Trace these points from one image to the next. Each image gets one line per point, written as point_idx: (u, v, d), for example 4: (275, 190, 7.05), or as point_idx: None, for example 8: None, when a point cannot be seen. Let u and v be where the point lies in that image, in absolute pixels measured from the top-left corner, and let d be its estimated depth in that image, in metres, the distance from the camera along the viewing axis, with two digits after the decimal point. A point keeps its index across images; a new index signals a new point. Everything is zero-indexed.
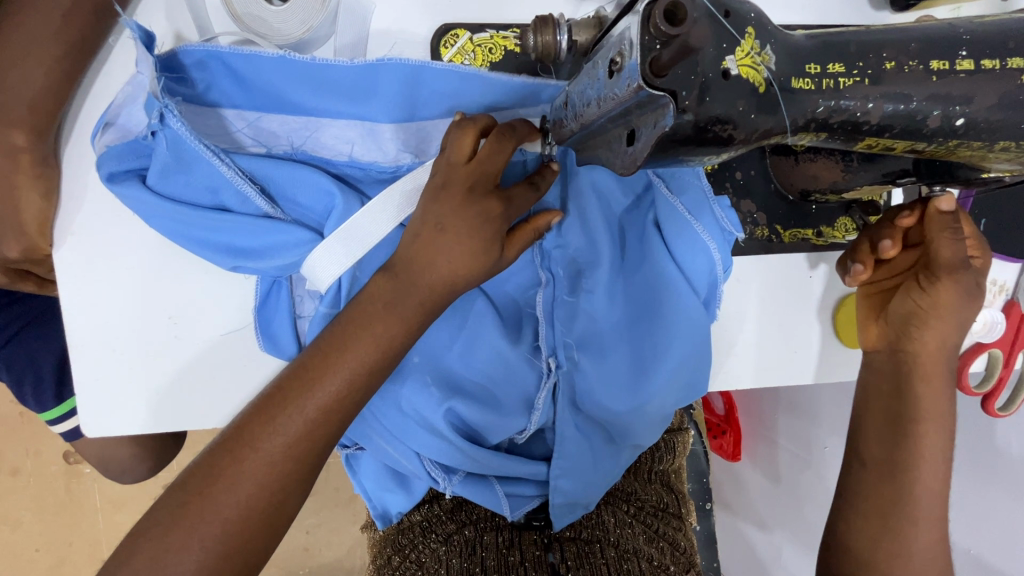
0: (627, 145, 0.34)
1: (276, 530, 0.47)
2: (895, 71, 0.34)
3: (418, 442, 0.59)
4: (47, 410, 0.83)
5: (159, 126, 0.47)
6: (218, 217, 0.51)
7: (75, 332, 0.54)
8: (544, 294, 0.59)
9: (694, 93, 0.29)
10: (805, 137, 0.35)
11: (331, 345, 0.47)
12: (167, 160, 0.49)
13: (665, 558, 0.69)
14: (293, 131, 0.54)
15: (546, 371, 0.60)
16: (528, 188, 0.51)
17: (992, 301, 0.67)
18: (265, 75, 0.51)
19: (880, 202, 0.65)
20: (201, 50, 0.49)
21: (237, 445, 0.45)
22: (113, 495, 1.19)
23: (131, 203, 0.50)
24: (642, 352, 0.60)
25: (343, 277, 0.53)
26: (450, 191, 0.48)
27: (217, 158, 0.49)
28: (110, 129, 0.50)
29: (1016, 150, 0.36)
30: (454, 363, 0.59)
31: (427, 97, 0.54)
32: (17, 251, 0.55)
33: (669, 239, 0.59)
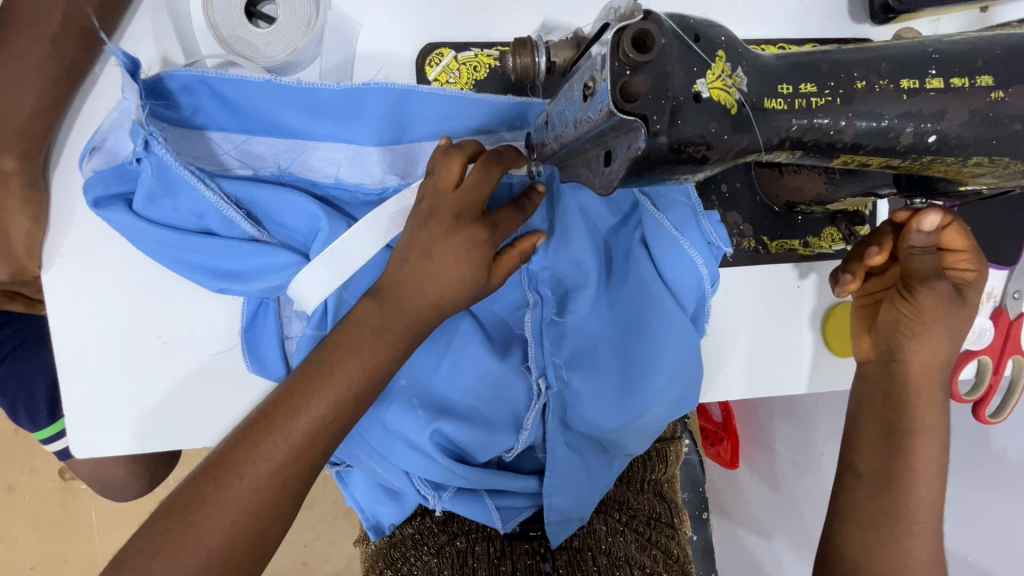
0: (605, 165, 0.35)
1: (261, 555, 0.47)
2: (867, 90, 0.34)
3: (408, 462, 0.59)
4: (40, 429, 0.86)
5: (144, 153, 0.47)
6: (205, 241, 0.51)
7: (64, 354, 0.54)
8: (532, 315, 0.60)
9: (665, 117, 0.30)
10: (781, 155, 0.36)
11: (316, 368, 0.47)
12: (152, 186, 0.49)
13: (658, 565, 0.70)
14: (280, 153, 0.54)
15: (535, 390, 0.60)
16: (514, 211, 0.51)
17: (981, 307, 0.70)
18: (252, 100, 0.51)
19: (866, 211, 0.65)
20: (187, 75, 0.50)
21: (221, 472, 0.45)
22: (109, 511, 1.19)
23: (117, 226, 0.50)
24: (630, 371, 0.60)
25: (329, 300, 0.53)
26: (437, 218, 0.48)
27: (202, 184, 0.49)
28: (96, 153, 0.50)
29: (990, 165, 0.37)
30: (442, 383, 0.59)
31: (413, 119, 0.54)
32: (6, 274, 0.54)
33: (656, 254, 0.59)
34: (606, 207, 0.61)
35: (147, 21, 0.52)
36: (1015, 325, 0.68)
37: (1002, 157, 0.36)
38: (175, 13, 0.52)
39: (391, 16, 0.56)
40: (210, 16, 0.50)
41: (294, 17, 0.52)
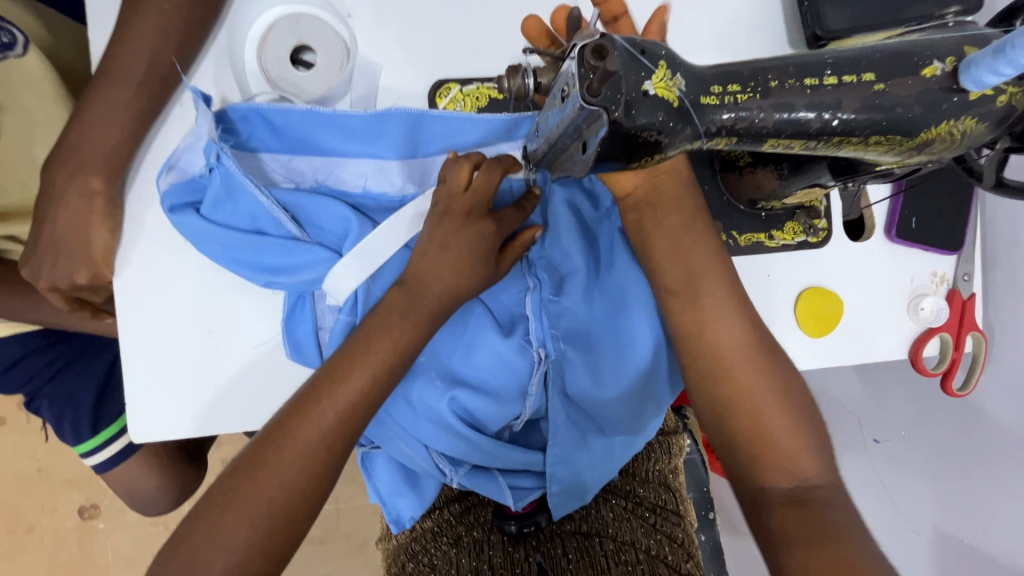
0: (580, 152, 0.45)
1: (312, 507, 0.56)
2: (780, 87, 0.44)
3: (428, 435, 0.66)
4: (83, 442, 0.92)
5: (216, 164, 0.58)
6: (257, 239, 0.61)
7: (127, 347, 0.63)
8: (533, 296, 0.67)
9: (621, 107, 0.40)
10: (720, 141, 0.46)
11: (356, 343, 0.57)
12: (219, 191, 0.59)
13: (662, 548, 0.78)
14: (318, 168, 0.65)
15: (536, 360, 0.67)
16: (516, 211, 0.62)
17: (936, 289, 0.78)
18: (297, 124, 0.63)
19: (821, 206, 0.75)
20: (246, 107, 0.61)
21: (277, 435, 0.55)
22: (125, 551, 1.38)
23: (186, 230, 0.60)
24: (620, 345, 0.68)
25: (359, 290, 0.62)
26: (451, 216, 0.59)
27: (258, 190, 0.59)
28: (173, 170, 0.61)
29: (887, 142, 0.46)
30: (456, 362, 0.67)
31: (426, 137, 0.66)
32: (85, 277, 0.64)
33: (634, 245, 0.69)
34: (589, 202, 0.71)
35: (210, 68, 0.64)
36: (967, 303, 0.76)
37: (895, 135, 0.46)
38: (234, 61, 0.64)
39: (407, 59, 0.68)
40: (263, 63, 0.63)
41: (329, 60, 0.64)
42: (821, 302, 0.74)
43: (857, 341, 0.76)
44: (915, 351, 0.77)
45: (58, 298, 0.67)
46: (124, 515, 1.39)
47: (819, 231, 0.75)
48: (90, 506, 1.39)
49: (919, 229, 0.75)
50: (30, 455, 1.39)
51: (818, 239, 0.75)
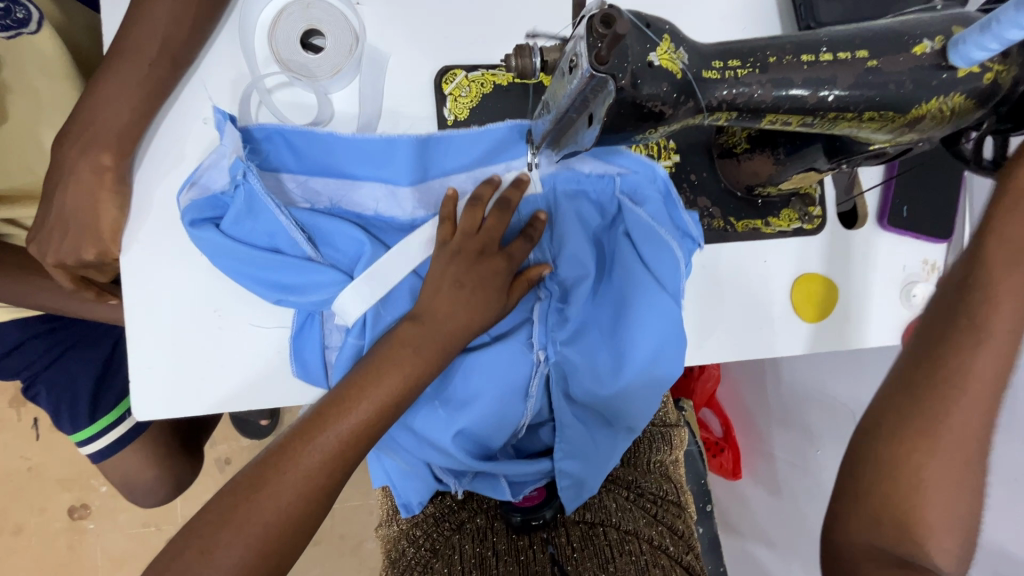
0: (587, 125, 0.46)
1: (310, 523, 0.58)
2: (777, 63, 0.46)
3: (436, 451, 0.67)
4: (79, 430, 0.92)
5: (241, 183, 0.60)
6: (272, 257, 0.62)
7: (133, 322, 0.63)
8: (541, 305, 0.69)
9: (627, 75, 0.42)
10: (721, 116, 0.48)
11: (377, 361, 0.59)
12: (240, 210, 0.61)
13: (665, 540, 0.79)
14: (333, 190, 0.67)
15: (536, 362, 0.68)
16: (524, 243, 0.65)
17: (927, 277, 0.79)
18: (319, 150, 0.65)
19: (815, 193, 0.77)
20: (272, 129, 0.63)
21: (280, 460, 0.56)
22: (115, 554, 1.36)
23: (205, 245, 0.61)
24: (624, 351, 0.68)
25: (368, 314, 0.64)
26: (464, 255, 0.63)
27: (279, 209, 0.62)
28: (194, 186, 0.62)
29: (880, 118, 0.48)
30: (462, 383, 0.67)
31: (439, 160, 0.67)
32: (92, 253, 0.64)
33: (638, 246, 0.69)
34: (595, 211, 0.71)
35: (223, 50, 0.66)
36: None
37: (887, 111, 0.48)
38: (245, 44, 0.66)
39: (414, 45, 0.69)
40: (274, 47, 0.65)
41: (339, 47, 0.65)
42: (816, 285, 0.77)
43: (850, 325, 0.78)
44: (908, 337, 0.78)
45: (63, 276, 0.67)
46: (115, 514, 1.37)
47: (814, 218, 0.77)
48: (80, 506, 1.37)
49: (911, 217, 0.78)
50: (20, 454, 1.37)
51: (813, 226, 0.77)
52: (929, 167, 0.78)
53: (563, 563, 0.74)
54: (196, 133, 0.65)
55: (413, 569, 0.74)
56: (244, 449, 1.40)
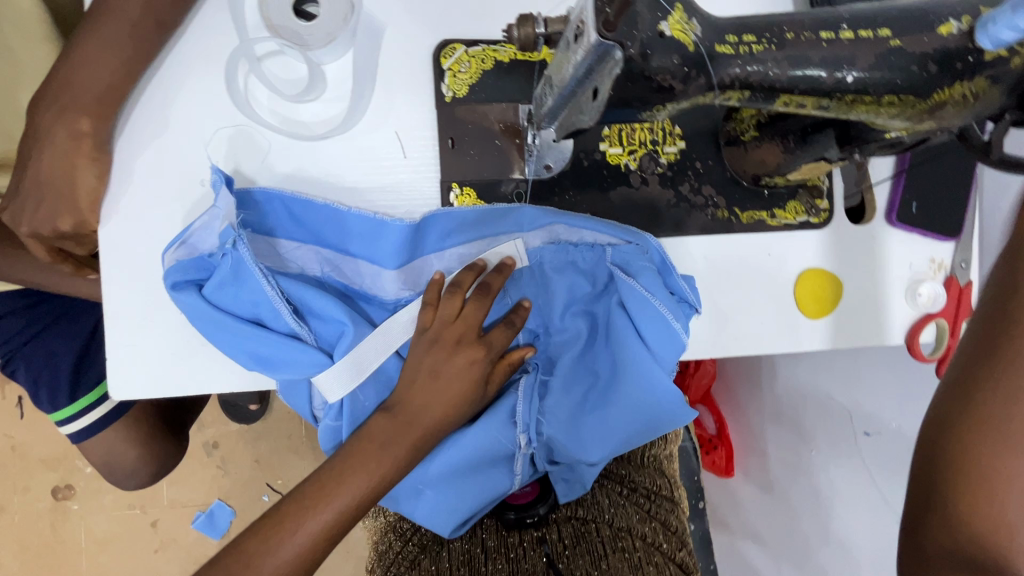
0: (592, 99, 0.44)
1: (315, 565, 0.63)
2: (795, 39, 0.44)
3: (423, 522, 0.69)
4: (58, 410, 0.89)
5: (230, 250, 0.57)
6: (254, 330, 0.59)
7: (111, 298, 0.60)
8: (527, 379, 0.69)
9: (637, 44, 0.39)
10: (733, 95, 0.45)
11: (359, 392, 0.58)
12: (225, 275, 0.58)
13: (658, 536, 0.78)
14: (324, 261, 0.65)
15: (519, 443, 0.68)
16: (505, 328, 0.66)
17: (934, 276, 0.77)
18: (313, 223, 0.63)
19: (822, 185, 0.75)
20: (262, 193, 0.61)
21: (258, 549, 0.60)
22: (98, 536, 1.34)
23: (186, 307, 0.58)
24: (608, 423, 0.67)
25: (346, 399, 0.64)
26: (443, 343, 0.64)
27: (266, 280, 0.58)
28: (182, 245, 0.58)
29: (899, 103, 0.46)
30: (447, 457, 0.67)
31: (430, 237, 0.65)
32: (69, 224, 0.61)
33: (631, 320, 0.65)
34: (587, 280, 0.68)
35: (210, 13, 0.63)
36: (965, 291, 0.76)
37: (908, 95, 0.45)
38: (235, 8, 0.63)
39: (411, 16, 0.66)
40: (265, 12, 0.61)
41: (333, 14, 0.62)
42: (819, 282, 0.74)
43: (854, 321, 0.76)
44: (913, 338, 0.76)
45: (39, 247, 0.65)
46: (98, 496, 1.35)
47: (820, 211, 0.75)
48: (64, 487, 1.34)
49: (919, 214, 0.75)
50: (3, 433, 1.34)
51: (819, 219, 0.75)
52: (942, 161, 0.75)
53: (556, 562, 0.72)
54: (181, 101, 0.62)
55: (401, 566, 0.74)
56: (232, 433, 1.38)
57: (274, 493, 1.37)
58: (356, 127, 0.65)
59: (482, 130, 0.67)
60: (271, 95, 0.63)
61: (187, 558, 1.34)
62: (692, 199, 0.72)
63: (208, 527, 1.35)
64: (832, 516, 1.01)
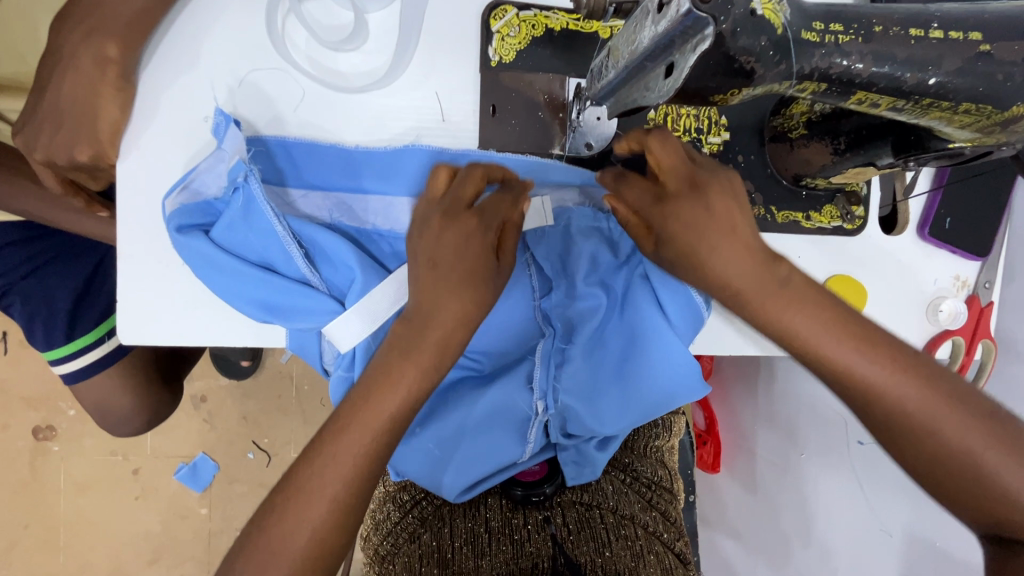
0: (665, 76, 0.42)
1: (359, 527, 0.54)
2: (883, 33, 0.42)
3: (431, 483, 0.68)
4: (53, 349, 0.86)
5: (241, 185, 0.54)
6: (264, 275, 0.56)
7: (126, 238, 0.58)
8: (545, 345, 0.66)
9: (729, 21, 0.37)
10: (809, 86, 0.43)
11: (389, 358, 0.55)
12: (235, 214, 0.55)
13: (658, 525, 0.78)
14: (331, 207, 0.61)
15: (534, 412, 0.67)
16: (502, 198, 0.58)
17: (956, 293, 0.77)
18: (323, 166, 0.60)
19: (861, 192, 0.74)
20: (275, 141, 0.59)
21: (292, 525, 0.52)
22: (78, 479, 1.32)
23: (189, 254, 0.54)
24: (624, 398, 0.66)
25: (359, 348, 0.59)
26: (432, 220, 0.56)
27: (276, 218, 0.55)
28: (184, 189, 0.55)
29: (977, 112, 0.44)
30: (458, 419, 0.66)
31: None
32: (86, 155, 0.57)
33: (656, 293, 0.64)
34: (610, 250, 0.66)
35: None
36: (986, 310, 0.75)
37: (987, 105, 0.43)
38: None
39: None
40: None
41: None
42: (843, 285, 0.72)
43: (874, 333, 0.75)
44: (928, 351, 0.75)
45: (50, 177, 0.61)
46: (81, 439, 1.32)
47: (856, 218, 0.74)
48: (45, 427, 1.32)
49: (952, 229, 0.74)
50: None
51: (853, 226, 0.74)
52: (979, 178, 0.74)
53: (562, 543, 0.72)
54: (214, 34, 0.58)
55: (400, 538, 0.76)
56: (221, 388, 1.36)
57: (259, 452, 1.36)
58: (395, 84, 0.62)
59: (527, 99, 0.64)
60: (309, 39, 0.60)
61: (167, 508, 1.33)
62: None
63: (190, 479, 1.33)
64: (817, 523, 1.03)
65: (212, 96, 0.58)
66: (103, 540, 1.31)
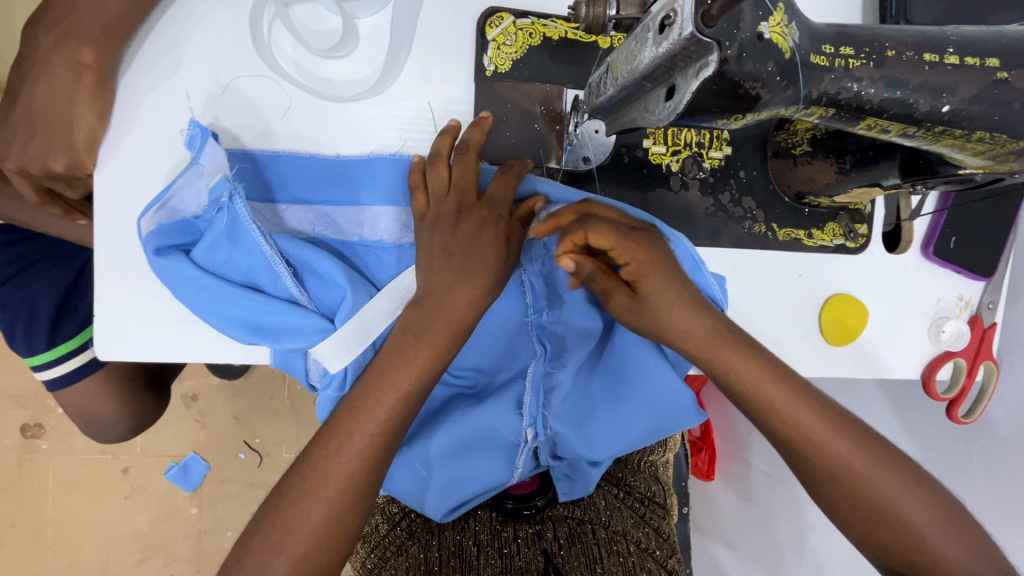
0: (665, 100, 0.40)
1: (342, 553, 0.52)
2: (896, 58, 0.40)
3: (418, 506, 0.66)
4: (36, 355, 0.84)
5: (225, 206, 0.51)
6: (251, 296, 0.54)
7: (105, 252, 0.55)
8: (536, 366, 0.64)
9: (734, 46, 0.35)
10: (817, 111, 0.41)
11: (376, 377, 0.53)
12: (218, 235, 0.52)
13: (651, 541, 0.77)
14: (319, 222, 0.58)
15: (525, 438, 0.65)
16: (507, 181, 0.57)
17: (958, 314, 0.75)
18: (312, 179, 0.58)
19: (864, 210, 0.72)
20: (262, 156, 0.57)
21: (269, 556, 0.50)
22: (66, 478, 1.30)
23: (169, 272, 0.52)
24: (617, 424, 0.64)
25: (350, 367, 0.57)
26: (444, 220, 0.55)
27: (263, 240, 0.53)
28: (161, 210, 0.52)
29: (990, 141, 0.42)
30: (446, 442, 0.64)
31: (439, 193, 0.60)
32: (62, 164, 0.55)
33: None
34: None
35: None
36: (989, 331, 0.73)
37: (1001, 135, 0.42)
38: None
39: None
40: None
41: None
42: (849, 307, 0.70)
43: (874, 353, 0.73)
44: (929, 373, 0.73)
45: (26, 184, 0.59)
46: (69, 438, 1.30)
47: (858, 236, 0.72)
48: (33, 425, 1.30)
49: (956, 249, 0.72)
50: None
51: (856, 244, 0.72)
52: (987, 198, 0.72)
53: (552, 557, 0.70)
54: (196, 40, 0.56)
55: (387, 550, 0.74)
56: (212, 388, 1.34)
57: (251, 452, 1.34)
58: (386, 93, 0.60)
59: (522, 110, 0.62)
60: (296, 45, 0.58)
61: (157, 508, 1.31)
62: (731, 210, 0.68)
63: (181, 479, 1.32)
64: (809, 536, 1.02)
65: (194, 105, 0.56)
66: (90, 541, 1.30)
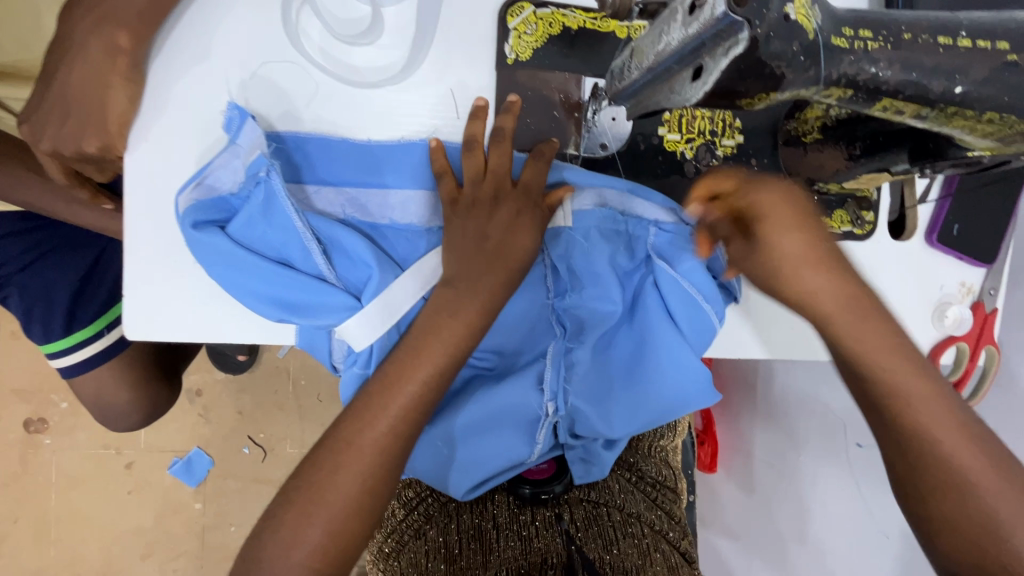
0: (692, 79, 0.42)
1: (370, 526, 0.53)
2: (912, 41, 0.42)
3: (439, 481, 0.68)
4: (51, 342, 0.84)
5: (263, 181, 0.54)
6: (282, 271, 0.55)
7: (135, 232, 0.56)
8: (556, 345, 0.65)
9: (763, 25, 0.37)
10: (836, 93, 0.42)
11: (404, 353, 0.55)
12: (254, 212, 0.54)
13: (663, 523, 0.79)
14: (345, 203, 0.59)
15: (544, 413, 0.66)
16: (539, 168, 0.60)
17: (960, 300, 0.77)
18: (339, 161, 0.59)
19: (872, 198, 0.74)
20: (291, 137, 0.58)
21: (300, 528, 0.51)
22: (70, 474, 1.30)
23: (203, 247, 0.53)
24: (634, 400, 0.66)
25: (376, 345, 0.58)
26: (480, 203, 0.58)
27: (295, 214, 0.54)
28: (199, 185, 0.54)
29: (1000, 122, 0.44)
30: (468, 419, 0.65)
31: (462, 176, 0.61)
32: (94, 146, 0.56)
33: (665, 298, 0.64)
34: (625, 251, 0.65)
35: None
36: (990, 316, 0.75)
37: (1010, 115, 0.44)
38: None
39: None
40: None
41: None
42: None
43: None
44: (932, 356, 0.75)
45: (55, 167, 0.59)
46: (73, 433, 1.30)
47: (866, 223, 0.74)
48: (37, 419, 1.30)
49: (959, 236, 0.75)
50: None
51: (863, 231, 0.74)
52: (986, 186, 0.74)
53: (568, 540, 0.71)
54: (228, 25, 0.57)
55: (405, 534, 0.75)
56: (217, 382, 1.35)
57: (255, 447, 1.35)
58: (411, 79, 0.61)
59: (543, 98, 0.64)
60: (324, 32, 0.59)
61: (161, 502, 1.32)
62: None
63: (184, 475, 1.32)
64: (813, 525, 1.04)
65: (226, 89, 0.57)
66: (94, 536, 1.30)
